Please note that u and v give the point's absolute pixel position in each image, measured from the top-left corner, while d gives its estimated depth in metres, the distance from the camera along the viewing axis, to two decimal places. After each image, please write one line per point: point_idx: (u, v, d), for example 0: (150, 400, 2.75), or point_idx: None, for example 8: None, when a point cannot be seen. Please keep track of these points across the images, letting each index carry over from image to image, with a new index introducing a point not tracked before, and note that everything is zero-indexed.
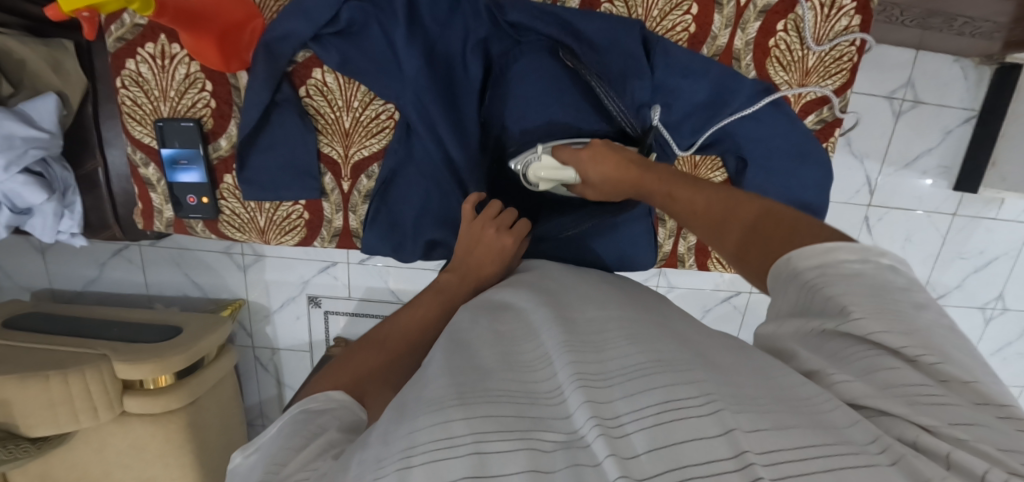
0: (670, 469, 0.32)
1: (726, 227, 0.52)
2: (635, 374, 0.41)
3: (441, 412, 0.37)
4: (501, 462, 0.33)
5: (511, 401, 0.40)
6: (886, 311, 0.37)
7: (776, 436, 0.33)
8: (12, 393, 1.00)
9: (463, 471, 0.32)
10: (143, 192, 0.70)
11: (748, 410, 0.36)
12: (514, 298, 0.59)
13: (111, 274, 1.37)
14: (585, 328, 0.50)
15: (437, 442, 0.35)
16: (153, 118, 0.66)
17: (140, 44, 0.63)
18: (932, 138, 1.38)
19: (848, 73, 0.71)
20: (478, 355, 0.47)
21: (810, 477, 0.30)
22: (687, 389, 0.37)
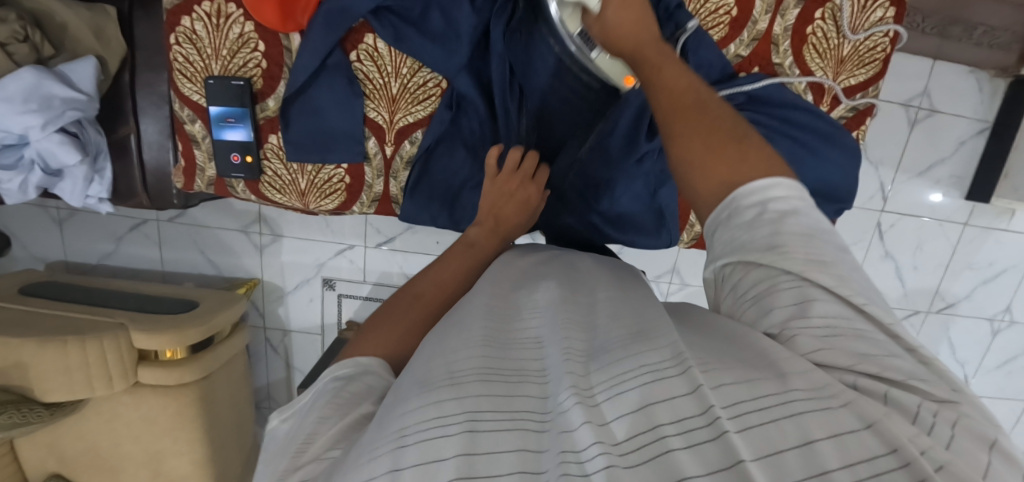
0: (640, 434, 0.35)
1: (693, 121, 0.48)
2: (616, 350, 0.44)
3: (434, 392, 0.40)
4: (488, 440, 0.36)
5: (494, 372, 0.43)
6: (816, 254, 0.41)
7: (746, 390, 0.37)
8: (29, 354, 0.99)
9: (454, 447, 0.35)
10: (187, 149, 0.71)
11: (717, 368, 0.40)
12: (511, 276, 0.61)
13: (127, 247, 1.37)
14: (576, 304, 0.54)
15: (427, 423, 0.37)
16: (203, 75, 0.67)
17: (197, 2, 0.64)
18: (947, 147, 1.41)
19: (880, 64, 0.71)
20: (469, 326, 0.48)
21: (771, 425, 0.33)
22: (667, 353, 0.41)
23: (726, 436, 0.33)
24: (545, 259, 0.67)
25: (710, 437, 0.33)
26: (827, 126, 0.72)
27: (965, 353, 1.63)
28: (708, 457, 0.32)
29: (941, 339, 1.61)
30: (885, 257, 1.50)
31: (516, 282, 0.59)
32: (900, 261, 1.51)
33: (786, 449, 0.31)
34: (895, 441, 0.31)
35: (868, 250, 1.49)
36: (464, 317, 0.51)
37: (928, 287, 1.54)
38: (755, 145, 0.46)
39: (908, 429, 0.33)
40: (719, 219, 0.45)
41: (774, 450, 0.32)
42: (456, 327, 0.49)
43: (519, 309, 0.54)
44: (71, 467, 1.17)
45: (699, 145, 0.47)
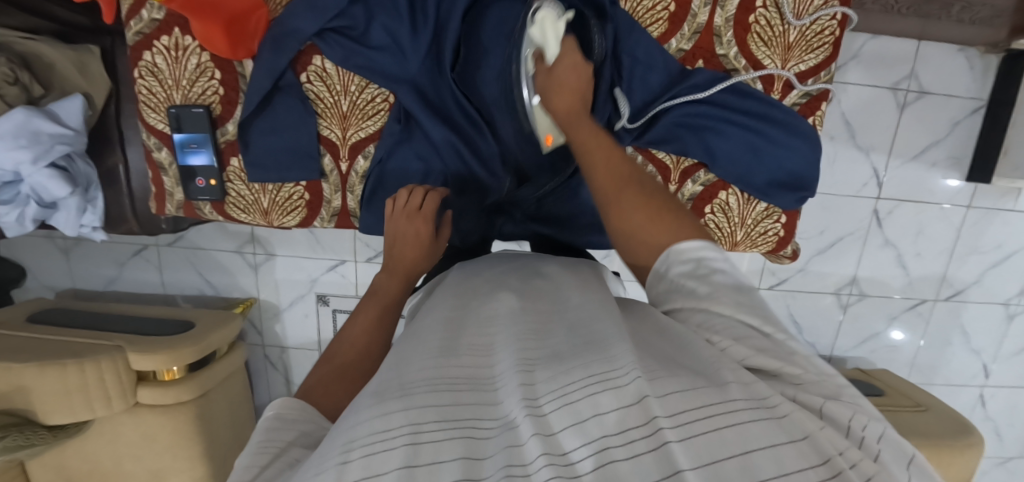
0: (593, 442, 0.31)
1: (625, 192, 0.52)
2: (572, 359, 0.42)
3: (379, 405, 0.37)
4: (430, 449, 0.32)
5: (443, 385, 0.40)
6: (744, 300, 0.44)
7: (684, 399, 0.34)
8: (30, 378, 1.03)
9: (395, 459, 0.31)
10: (156, 176, 0.75)
11: (660, 377, 0.37)
12: (478, 291, 0.60)
13: (131, 272, 1.42)
14: (534, 314, 0.52)
15: (372, 435, 0.33)
16: (166, 105, 0.71)
17: (155, 37, 0.68)
18: (940, 129, 1.36)
19: (830, 47, 0.69)
20: (424, 340, 0.48)
21: (718, 428, 0.31)
22: (618, 362, 0.38)
23: (669, 445, 0.30)
24: (504, 272, 0.65)
25: (650, 447, 0.30)
26: (784, 117, 0.70)
27: (980, 341, 1.56)
28: (650, 460, 0.29)
29: (952, 328, 1.55)
30: (884, 245, 1.46)
31: (473, 300, 0.58)
32: (901, 248, 1.46)
33: (726, 456, 0.28)
34: (826, 452, 0.30)
35: (866, 238, 1.45)
36: (419, 338, 0.49)
37: (933, 274, 1.49)
38: (673, 213, 0.51)
39: (838, 441, 0.32)
40: (658, 275, 0.49)
41: (715, 458, 0.28)
42: (413, 347, 0.48)
43: (478, 316, 0.53)
44: None
45: (636, 216, 0.50)
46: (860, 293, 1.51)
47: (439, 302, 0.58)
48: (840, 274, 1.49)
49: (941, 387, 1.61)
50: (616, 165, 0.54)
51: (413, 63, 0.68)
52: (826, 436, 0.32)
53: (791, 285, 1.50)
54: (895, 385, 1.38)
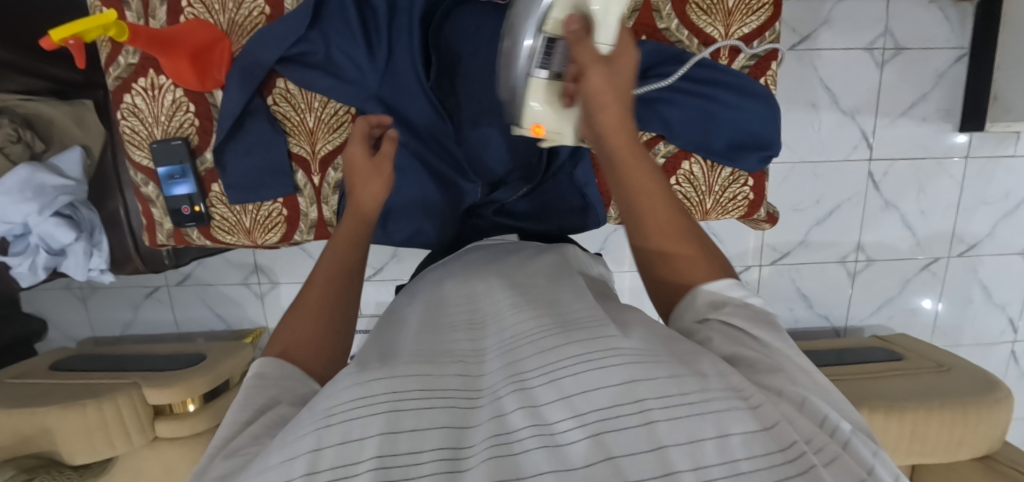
0: (578, 416, 0.29)
1: (677, 243, 0.51)
2: (560, 333, 0.39)
3: (361, 375, 0.35)
4: (412, 417, 0.31)
5: (431, 362, 0.39)
6: (758, 317, 0.45)
7: (672, 383, 0.31)
8: (53, 421, 1.07)
9: (376, 424, 0.30)
10: (146, 209, 0.79)
11: (648, 360, 0.33)
12: (470, 278, 0.58)
13: (145, 314, 1.48)
14: (525, 295, 0.51)
15: (352, 401, 0.32)
16: (148, 141, 0.75)
17: (133, 80, 0.73)
18: (925, 83, 1.34)
19: (770, 7, 0.71)
20: (405, 331, 0.48)
21: (705, 418, 0.28)
22: (603, 344, 0.35)
23: (654, 424, 0.28)
24: (488, 260, 0.63)
25: (633, 423, 0.28)
26: (734, 80, 0.72)
27: (1003, 295, 1.50)
28: (634, 435, 0.27)
29: (971, 284, 1.49)
30: (886, 207, 1.43)
31: (465, 287, 0.56)
32: (903, 209, 1.43)
33: (705, 437, 0.27)
34: (787, 438, 0.28)
35: (865, 202, 1.43)
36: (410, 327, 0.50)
37: (942, 231, 1.45)
38: (707, 260, 0.51)
39: (806, 429, 0.31)
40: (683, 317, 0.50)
41: (695, 438, 0.27)
42: (405, 336, 0.47)
43: (471, 300, 0.53)
44: None
45: (678, 261, 0.51)
46: (868, 259, 1.47)
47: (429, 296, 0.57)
48: (842, 241, 1.46)
49: (970, 348, 1.55)
50: (670, 210, 0.52)
51: (373, 79, 0.70)
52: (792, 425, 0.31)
53: (794, 259, 1.47)
54: (915, 349, 1.33)
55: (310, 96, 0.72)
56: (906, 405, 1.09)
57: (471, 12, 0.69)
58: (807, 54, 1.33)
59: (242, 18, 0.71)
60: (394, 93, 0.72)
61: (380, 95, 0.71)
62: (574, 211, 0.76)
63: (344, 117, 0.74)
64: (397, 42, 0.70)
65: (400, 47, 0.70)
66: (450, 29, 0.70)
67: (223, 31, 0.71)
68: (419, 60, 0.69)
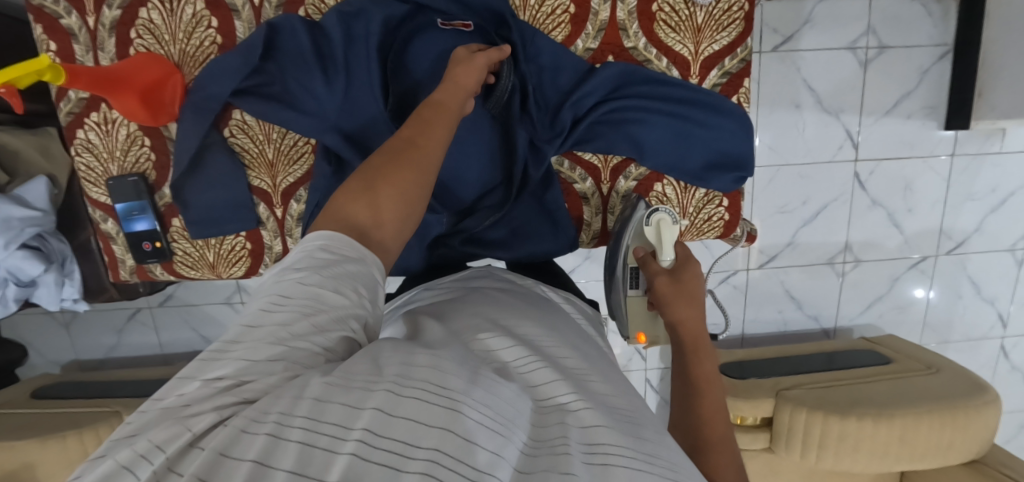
0: None
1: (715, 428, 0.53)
2: (625, 421, 0.35)
3: (435, 366, 0.33)
4: (478, 429, 0.28)
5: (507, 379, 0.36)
6: None
7: None
8: (34, 453, 1.06)
9: (441, 421, 0.28)
10: (107, 246, 0.77)
11: None
12: (515, 303, 0.54)
13: (128, 337, 1.47)
14: (570, 344, 0.46)
15: (426, 387, 0.30)
16: (105, 178, 0.73)
17: (85, 115, 0.70)
18: (909, 81, 1.32)
19: (742, 22, 0.69)
20: (456, 330, 0.44)
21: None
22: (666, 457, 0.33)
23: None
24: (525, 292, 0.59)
25: None
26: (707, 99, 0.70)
27: (993, 290, 1.49)
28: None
29: (961, 279, 1.48)
30: (873, 206, 1.41)
31: (514, 307, 0.52)
32: (891, 207, 1.41)
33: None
34: None
35: (852, 203, 1.41)
36: (469, 327, 0.45)
37: (929, 228, 1.43)
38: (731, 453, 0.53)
39: None
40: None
41: None
42: (471, 339, 0.43)
43: (524, 322, 0.48)
44: None
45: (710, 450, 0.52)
46: (856, 259, 1.46)
47: (474, 298, 0.54)
48: (829, 242, 1.44)
49: (960, 344, 1.54)
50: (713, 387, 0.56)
51: (331, 108, 0.67)
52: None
53: (782, 261, 1.45)
54: (904, 350, 1.32)
55: (268, 128, 0.71)
56: (895, 410, 1.07)
57: (432, 33, 0.67)
58: (789, 55, 1.30)
59: (195, 49, 0.69)
60: (355, 118, 0.68)
61: (341, 120, 0.67)
62: (541, 226, 0.74)
63: (304, 148, 0.72)
64: (355, 66, 0.67)
65: (359, 70, 0.67)
66: (408, 54, 0.67)
67: (174, 62, 0.69)
68: (378, 87, 0.66)
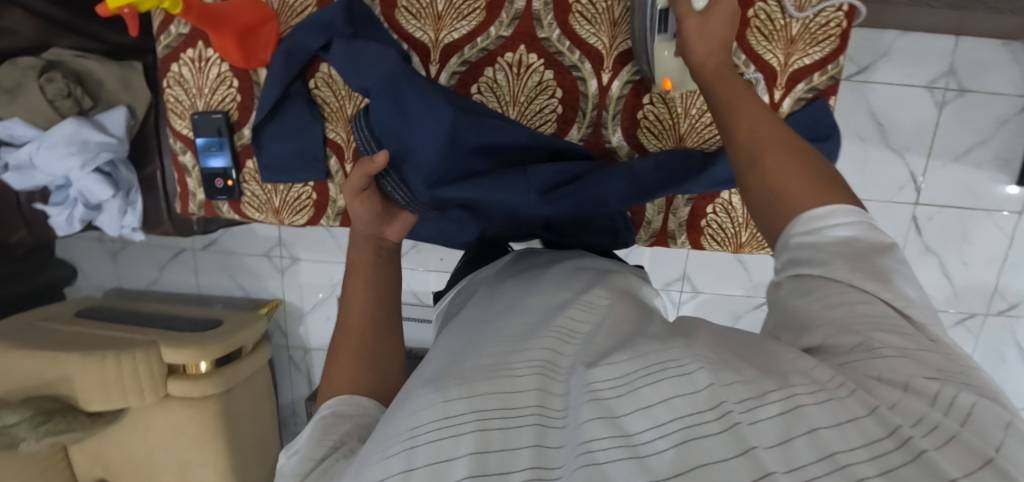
0: (665, 428, 0.29)
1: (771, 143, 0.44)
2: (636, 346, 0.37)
3: (438, 392, 0.37)
4: (498, 438, 0.32)
5: (505, 364, 0.39)
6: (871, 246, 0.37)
7: (746, 388, 0.31)
8: (74, 367, 1.12)
9: (465, 445, 0.32)
10: (181, 178, 0.80)
11: (724, 368, 0.33)
12: (540, 279, 0.56)
13: (169, 274, 1.53)
14: (589, 308, 0.48)
15: (436, 423, 0.34)
16: (190, 112, 0.76)
17: (182, 50, 0.73)
18: (985, 129, 1.27)
19: (837, 39, 0.67)
20: (477, 328, 0.49)
21: (789, 422, 0.27)
22: (675, 353, 0.35)
23: (738, 429, 0.28)
24: (571, 265, 0.61)
25: (719, 429, 0.28)
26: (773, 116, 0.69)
27: None
28: (718, 442, 0.27)
29: (1007, 342, 1.42)
30: (925, 253, 1.37)
31: (533, 285, 0.55)
32: (944, 257, 1.37)
33: (795, 436, 0.26)
34: (889, 422, 0.27)
35: (904, 246, 1.37)
36: (478, 330, 0.48)
37: (982, 285, 1.38)
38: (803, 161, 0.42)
39: (916, 409, 0.28)
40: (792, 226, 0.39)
41: (785, 437, 0.27)
42: (479, 340, 0.45)
43: (532, 299, 0.51)
44: (115, 474, 1.28)
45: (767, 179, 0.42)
46: None
47: (499, 291, 0.58)
48: None
49: None
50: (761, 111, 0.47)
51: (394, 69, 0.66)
52: (871, 391, 0.29)
53: None
54: None
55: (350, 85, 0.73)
56: None
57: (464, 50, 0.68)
58: (860, 86, 1.27)
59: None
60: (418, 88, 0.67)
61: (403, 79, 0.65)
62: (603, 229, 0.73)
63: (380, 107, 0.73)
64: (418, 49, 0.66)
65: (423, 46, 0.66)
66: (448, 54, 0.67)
67: (274, 10, 0.71)
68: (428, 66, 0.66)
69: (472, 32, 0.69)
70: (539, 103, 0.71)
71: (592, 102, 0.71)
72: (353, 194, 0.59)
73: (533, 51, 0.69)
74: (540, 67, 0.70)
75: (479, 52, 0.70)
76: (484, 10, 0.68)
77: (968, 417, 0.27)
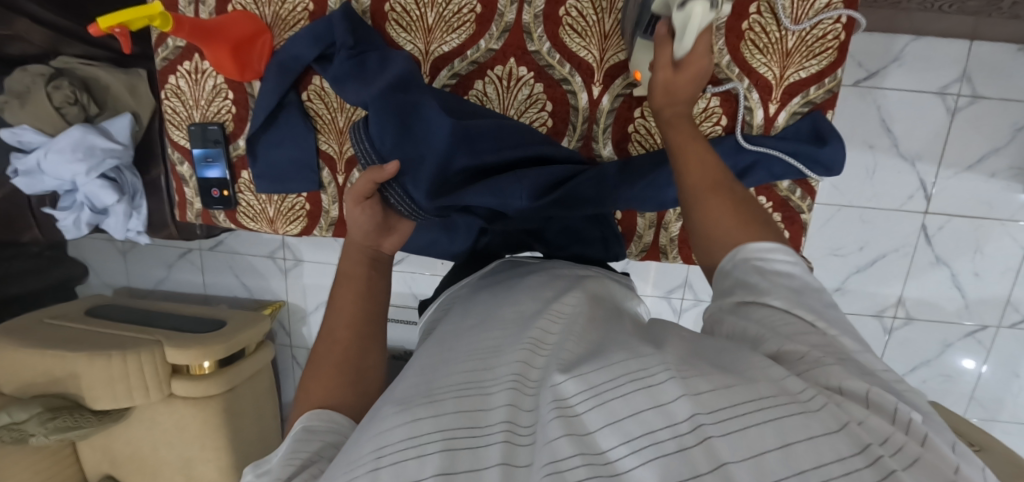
0: (635, 442, 0.28)
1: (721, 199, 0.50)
2: (605, 356, 0.37)
3: (410, 412, 0.36)
4: (465, 457, 0.31)
5: (478, 384, 0.39)
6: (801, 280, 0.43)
7: (722, 397, 0.30)
8: (82, 366, 1.15)
9: (431, 465, 0.31)
10: (179, 187, 0.82)
11: (696, 377, 0.33)
12: (519, 290, 0.57)
13: (176, 274, 1.56)
14: (562, 319, 0.49)
15: (403, 444, 0.33)
16: (187, 123, 0.77)
17: (179, 62, 0.74)
18: (1000, 136, 1.23)
19: (835, 52, 0.65)
20: (453, 343, 0.49)
21: (761, 431, 0.27)
22: (645, 363, 0.35)
23: (709, 441, 0.27)
24: (548, 273, 0.61)
25: (691, 444, 0.27)
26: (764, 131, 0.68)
27: None
28: (689, 455, 0.26)
29: (1021, 357, 1.38)
30: (935, 263, 1.34)
31: (512, 296, 0.55)
32: (955, 268, 1.33)
33: (765, 449, 0.26)
34: (862, 440, 0.27)
35: (913, 255, 1.33)
36: (455, 344, 0.49)
37: (994, 297, 1.34)
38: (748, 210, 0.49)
39: (881, 427, 0.29)
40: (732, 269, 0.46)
41: (758, 450, 0.26)
42: (454, 356, 0.46)
43: (508, 312, 0.52)
44: (122, 469, 1.31)
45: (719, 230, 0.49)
46: (906, 315, 1.39)
47: (478, 302, 0.58)
48: (881, 293, 1.38)
49: (1007, 424, 1.44)
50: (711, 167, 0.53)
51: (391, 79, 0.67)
52: (841, 406, 0.30)
53: None
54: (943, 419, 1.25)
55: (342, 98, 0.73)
56: None
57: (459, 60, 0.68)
58: (870, 92, 1.24)
59: (286, 11, 0.71)
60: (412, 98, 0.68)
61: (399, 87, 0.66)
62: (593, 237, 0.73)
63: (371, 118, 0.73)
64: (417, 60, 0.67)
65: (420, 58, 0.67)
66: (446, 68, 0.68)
67: (267, 23, 0.72)
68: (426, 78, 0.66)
69: (463, 45, 0.69)
70: (529, 116, 0.71)
71: (582, 116, 0.70)
72: (353, 201, 0.58)
73: (522, 65, 0.69)
74: (530, 80, 0.70)
75: (469, 64, 0.70)
76: (474, 23, 0.68)
77: (925, 437, 0.29)
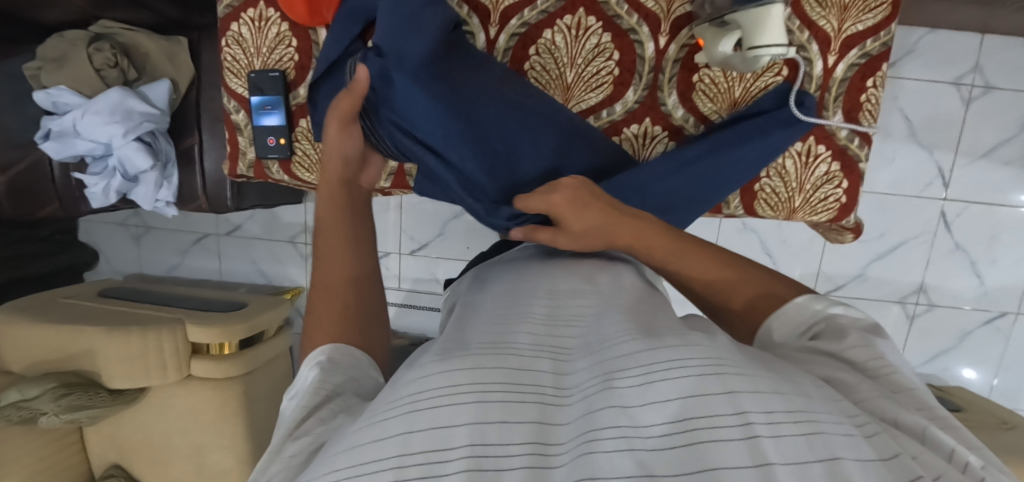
0: (679, 428, 0.25)
1: (734, 282, 0.51)
2: (668, 336, 0.33)
3: (445, 359, 0.31)
4: (500, 411, 0.28)
5: (507, 344, 0.35)
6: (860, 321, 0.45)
7: (776, 401, 0.26)
8: (99, 341, 1.10)
9: (465, 414, 0.27)
10: (232, 137, 0.81)
11: (752, 375, 0.28)
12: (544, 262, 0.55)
13: (190, 260, 1.52)
14: (596, 283, 0.47)
15: (433, 388, 0.29)
16: (246, 71, 0.77)
17: (242, 9, 0.74)
18: (1011, 126, 1.28)
19: (889, 6, 0.68)
20: (479, 307, 0.46)
21: (814, 445, 0.23)
22: (703, 351, 0.30)
23: (757, 439, 0.23)
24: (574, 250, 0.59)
25: (736, 438, 0.23)
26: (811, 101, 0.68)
27: None
28: (736, 449, 0.23)
29: None
30: (954, 250, 1.37)
31: (539, 266, 0.53)
32: (972, 255, 1.36)
33: (812, 460, 0.22)
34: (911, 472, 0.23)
35: (932, 243, 1.37)
36: (483, 308, 0.45)
37: (1011, 284, 1.37)
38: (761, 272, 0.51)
39: (938, 465, 0.26)
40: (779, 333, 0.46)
41: (800, 459, 0.22)
42: (480, 321, 0.42)
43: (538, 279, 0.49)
44: (128, 459, 1.24)
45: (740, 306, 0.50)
46: (928, 303, 1.41)
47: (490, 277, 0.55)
48: (904, 281, 1.40)
49: None
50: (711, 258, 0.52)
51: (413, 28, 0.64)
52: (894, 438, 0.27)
53: (848, 292, 1.42)
54: (974, 402, 1.25)
55: None
56: None
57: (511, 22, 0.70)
58: (889, 82, 1.29)
59: None
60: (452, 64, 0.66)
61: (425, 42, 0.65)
62: None
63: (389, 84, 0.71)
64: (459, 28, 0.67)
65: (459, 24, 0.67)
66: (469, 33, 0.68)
67: None
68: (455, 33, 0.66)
69: None
70: (596, 65, 0.72)
71: (649, 65, 0.72)
72: (339, 128, 0.59)
73: (591, 14, 0.71)
74: (599, 29, 0.71)
75: (538, 14, 0.71)
76: None
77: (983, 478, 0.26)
